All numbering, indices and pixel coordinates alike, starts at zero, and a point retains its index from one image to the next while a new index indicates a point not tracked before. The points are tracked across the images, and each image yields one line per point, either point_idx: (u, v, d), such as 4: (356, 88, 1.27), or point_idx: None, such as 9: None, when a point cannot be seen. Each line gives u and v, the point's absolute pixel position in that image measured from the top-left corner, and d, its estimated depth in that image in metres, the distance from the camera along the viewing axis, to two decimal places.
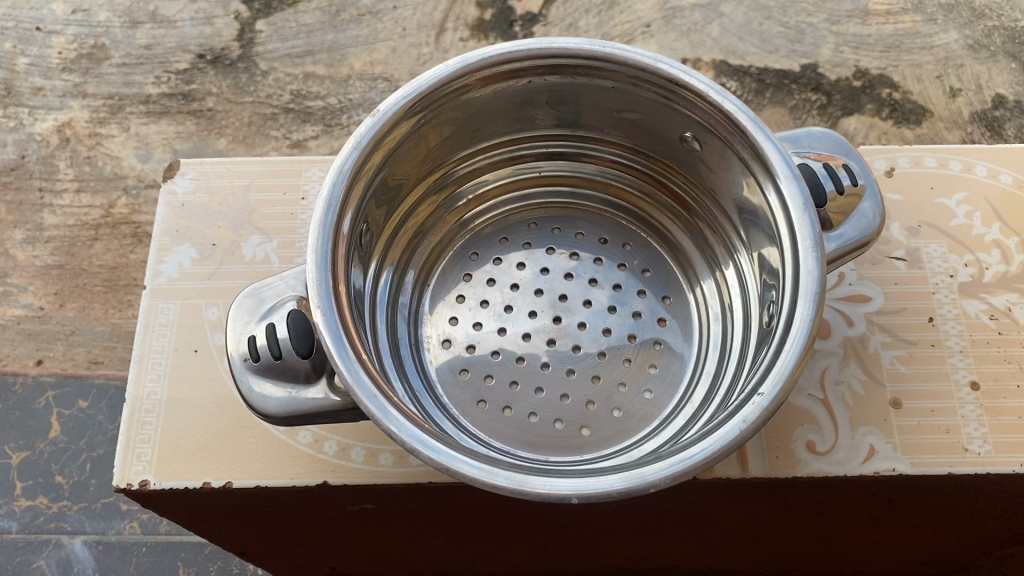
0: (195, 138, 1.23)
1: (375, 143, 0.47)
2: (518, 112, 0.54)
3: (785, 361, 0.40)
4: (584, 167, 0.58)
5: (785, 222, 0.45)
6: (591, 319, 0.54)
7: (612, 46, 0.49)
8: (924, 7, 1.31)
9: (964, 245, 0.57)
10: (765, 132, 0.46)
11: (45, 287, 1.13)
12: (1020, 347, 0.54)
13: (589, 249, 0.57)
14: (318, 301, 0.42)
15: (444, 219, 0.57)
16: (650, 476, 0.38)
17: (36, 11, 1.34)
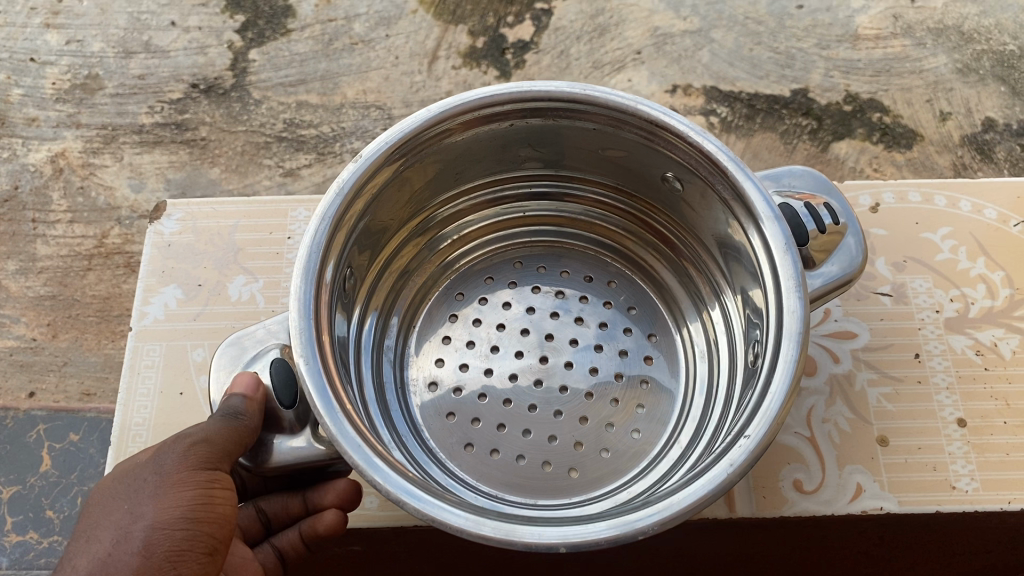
0: (189, 167, 1.23)
1: (357, 186, 0.48)
2: (502, 154, 0.57)
3: (771, 403, 0.41)
4: (561, 205, 0.61)
5: (771, 265, 0.46)
6: (578, 358, 0.56)
7: (595, 86, 0.51)
8: (913, 31, 1.31)
9: (949, 280, 0.63)
10: (745, 171, 0.47)
11: (37, 317, 1.13)
12: (1005, 383, 0.58)
13: (574, 287, 0.60)
14: (300, 344, 0.43)
15: (427, 260, 0.60)
16: (638, 524, 0.38)
17: (31, 42, 1.34)
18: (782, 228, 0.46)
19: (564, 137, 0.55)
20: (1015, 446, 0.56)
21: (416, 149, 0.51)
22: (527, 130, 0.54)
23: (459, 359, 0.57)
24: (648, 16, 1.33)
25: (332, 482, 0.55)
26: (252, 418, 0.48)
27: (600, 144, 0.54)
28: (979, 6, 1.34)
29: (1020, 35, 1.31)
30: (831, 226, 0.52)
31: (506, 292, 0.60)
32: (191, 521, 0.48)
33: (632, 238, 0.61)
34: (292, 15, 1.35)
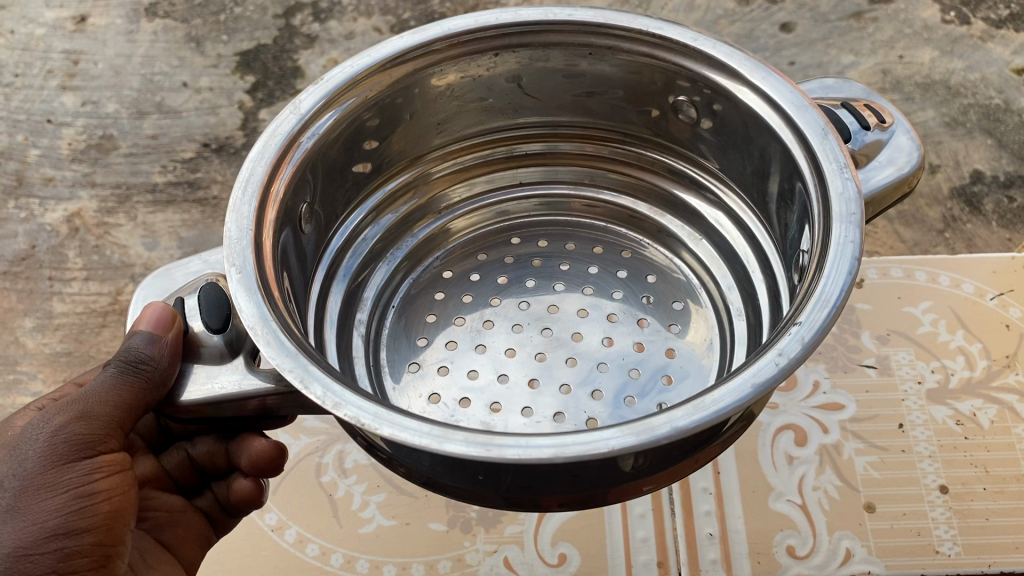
0: (201, 225, 1.25)
1: (350, 90, 0.57)
2: (480, 105, 0.67)
3: (829, 293, 0.44)
4: (537, 170, 0.73)
5: (805, 151, 0.52)
6: (589, 332, 0.62)
7: (579, 11, 0.59)
8: (902, 86, 1.35)
9: (930, 351, 0.73)
10: (763, 68, 0.56)
11: (55, 373, 1.14)
12: (983, 450, 0.68)
13: (577, 259, 0.68)
14: (234, 259, 0.47)
15: (427, 215, 0.71)
16: (662, 430, 0.40)
17: (48, 104, 1.39)
18: (812, 112, 0.53)
19: (551, 77, 0.64)
20: (995, 511, 0.65)
21: (400, 73, 0.59)
22: (517, 62, 0.62)
23: (452, 334, 0.63)
24: None
25: (251, 442, 0.59)
26: (162, 353, 0.51)
27: (589, 78, 0.64)
28: (964, 61, 1.38)
29: (1005, 89, 1.35)
30: (875, 122, 0.59)
31: (503, 263, 0.68)
32: (66, 533, 0.52)
33: (653, 200, 0.70)
34: (300, 76, 1.39)
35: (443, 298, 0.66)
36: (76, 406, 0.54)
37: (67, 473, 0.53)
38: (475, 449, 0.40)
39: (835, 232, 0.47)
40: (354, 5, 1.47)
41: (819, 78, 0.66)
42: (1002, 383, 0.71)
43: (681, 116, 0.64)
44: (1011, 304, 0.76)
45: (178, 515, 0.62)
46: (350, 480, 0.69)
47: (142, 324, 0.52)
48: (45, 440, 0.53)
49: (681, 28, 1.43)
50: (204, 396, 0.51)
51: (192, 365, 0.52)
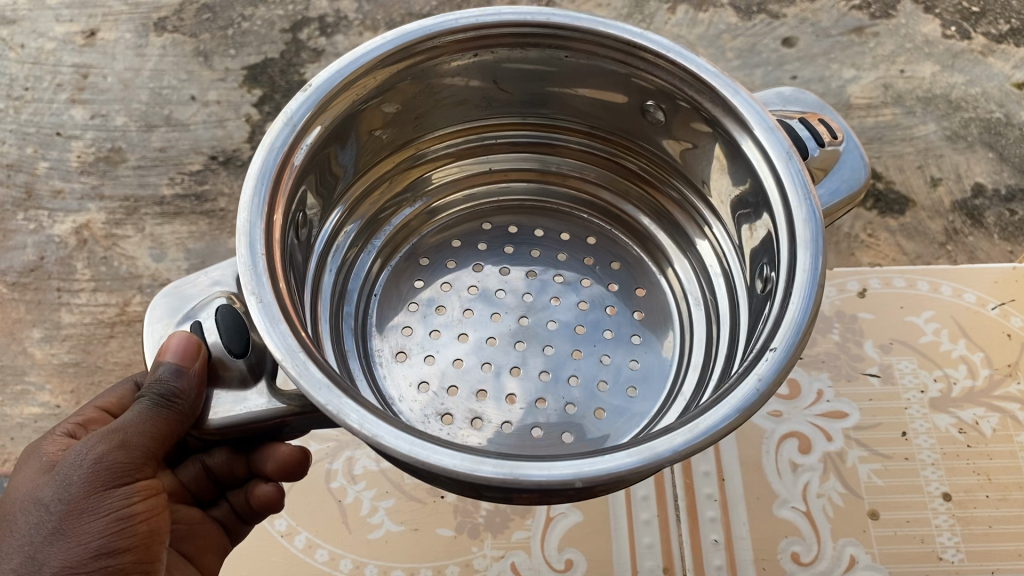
0: (208, 237, 1.26)
1: (336, 90, 0.55)
2: (465, 100, 0.65)
3: (795, 317, 0.46)
4: (514, 155, 0.71)
5: (773, 177, 0.53)
6: (561, 319, 0.63)
7: (558, 13, 0.57)
8: (903, 100, 1.36)
9: (932, 360, 0.74)
10: (737, 90, 0.55)
11: (62, 384, 1.15)
12: (985, 458, 0.69)
13: (554, 250, 0.68)
14: (249, 286, 0.46)
15: (411, 206, 0.69)
16: (663, 451, 0.41)
17: (58, 117, 1.40)
18: (780, 134, 0.53)
19: (539, 75, 0.63)
20: (998, 518, 0.66)
21: (386, 72, 0.57)
22: (495, 59, 0.61)
23: (436, 323, 0.63)
24: None
25: (274, 450, 0.59)
26: (190, 384, 0.52)
27: (568, 81, 0.63)
28: (965, 76, 1.39)
29: (1006, 103, 1.36)
30: (828, 139, 0.60)
31: (480, 249, 0.68)
32: (109, 553, 0.53)
33: (612, 187, 0.70)
34: None
35: (422, 286, 0.65)
36: (114, 434, 0.55)
37: (107, 497, 0.54)
38: (502, 472, 0.41)
39: (795, 263, 0.49)
40: (360, 19, 1.48)
41: (775, 89, 0.66)
42: (1005, 392, 0.72)
43: (648, 117, 0.63)
44: (1012, 314, 0.77)
45: (197, 527, 0.62)
46: (359, 485, 0.70)
47: (166, 355, 0.52)
48: (86, 468, 0.54)
49: (684, 43, 1.44)
50: (229, 419, 0.52)
51: (214, 390, 0.53)
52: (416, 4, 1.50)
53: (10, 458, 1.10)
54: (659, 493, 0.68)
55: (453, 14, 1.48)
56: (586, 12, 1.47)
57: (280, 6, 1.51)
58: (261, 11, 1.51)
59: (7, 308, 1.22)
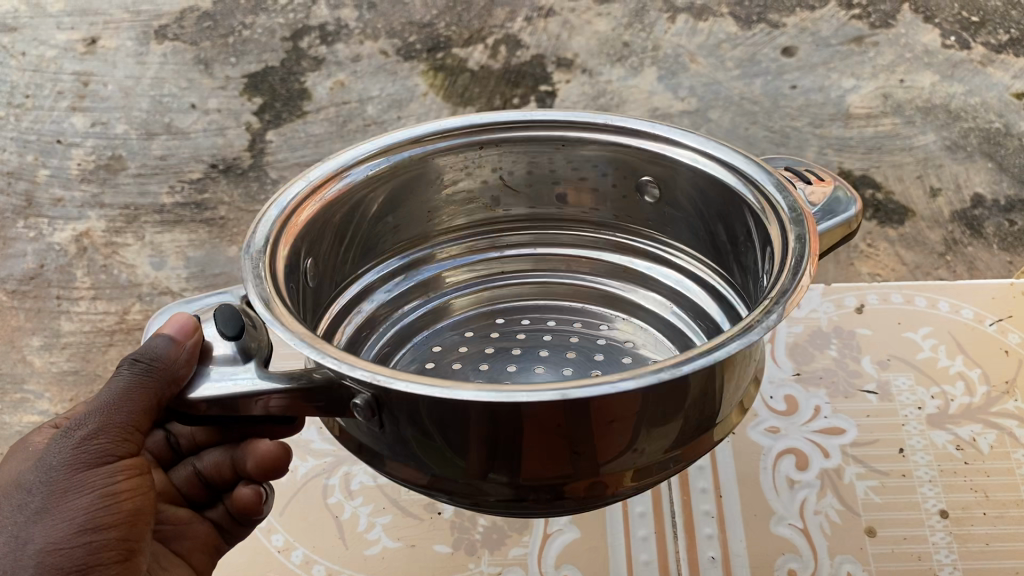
0: (207, 245, 1.26)
1: (333, 174, 0.55)
2: (466, 200, 0.64)
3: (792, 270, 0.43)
4: (524, 258, 0.69)
5: (761, 194, 0.51)
6: (572, 375, 0.58)
7: (547, 108, 0.58)
8: (903, 110, 1.36)
9: (930, 375, 0.74)
10: (715, 146, 0.54)
11: (61, 392, 1.13)
12: (982, 474, 0.68)
13: (568, 330, 0.64)
14: (254, 265, 0.46)
15: (420, 307, 0.66)
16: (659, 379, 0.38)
17: (58, 125, 1.40)
18: (762, 163, 0.52)
19: (535, 164, 0.62)
20: (995, 537, 0.64)
21: (397, 153, 0.57)
22: (499, 154, 0.61)
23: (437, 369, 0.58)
24: (647, 97, 1.38)
25: (255, 444, 0.57)
26: (180, 351, 0.45)
27: (566, 171, 0.62)
28: (964, 85, 1.39)
29: (1005, 113, 1.36)
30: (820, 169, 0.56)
31: (489, 338, 0.63)
32: (92, 529, 0.45)
33: (621, 278, 0.67)
34: (307, 98, 1.41)
35: (434, 365, 0.61)
36: (96, 409, 0.47)
37: (89, 471, 0.46)
38: (486, 395, 0.38)
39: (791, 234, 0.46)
40: (361, 29, 1.49)
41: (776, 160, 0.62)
42: (1002, 409, 0.72)
43: (646, 199, 0.62)
44: (1010, 330, 0.77)
45: (186, 528, 0.59)
46: (356, 501, 0.70)
47: (165, 328, 0.46)
48: (70, 444, 0.46)
49: (684, 52, 1.44)
50: (213, 395, 0.43)
51: (207, 366, 0.45)
52: (417, 14, 1.51)
53: None
54: (656, 510, 0.69)
55: (453, 23, 1.49)
56: (586, 21, 1.48)
57: (281, 16, 1.52)
58: (261, 20, 1.52)
59: (6, 316, 1.21)
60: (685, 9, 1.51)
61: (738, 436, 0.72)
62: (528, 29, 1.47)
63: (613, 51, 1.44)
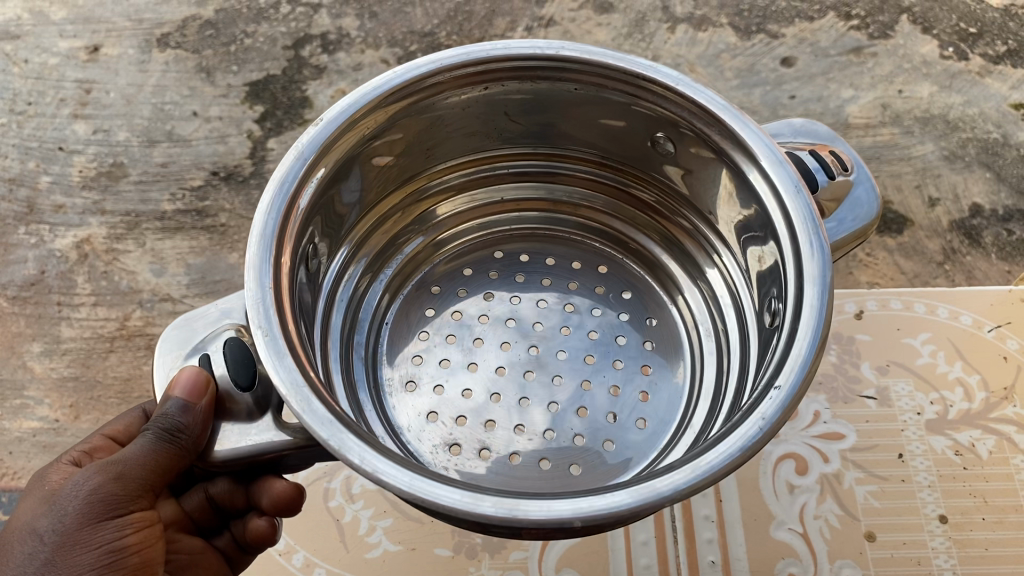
0: (208, 252, 1.26)
1: (349, 123, 0.56)
2: (479, 135, 0.67)
3: (802, 352, 0.46)
4: (530, 185, 0.72)
5: (781, 208, 0.53)
6: (571, 349, 0.64)
7: (563, 47, 0.58)
8: (901, 120, 1.37)
9: (929, 382, 0.74)
10: (746, 122, 0.55)
11: (61, 398, 1.15)
12: (981, 479, 0.69)
13: (566, 275, 0.69)
14: (256, 318, 0.47)
15: (422, 233, 0.70)
16: (664, 488, 0.41)
17: (59, 132, 1.41)
18: (788, 167, 0.53)
19: (549, 108, 0.64)
20: (994, 541, 0.66)
21: (393, 111, 0.58)
22: (503, 92, 0.61)
23: (446, 354, 0.64)
24: None
25: (270, 485, 0.58)
26: (195, 420, 0.51)
27: (575, 111, 0.64)
28: (962, 96, 1.40)
29: (1003, 123, 1.37)
30: (837, 174, 0.60)
31: (490, 280, 0.69)
32: None
33: (627, 219, 0.71)
34: (308, 106, 1.42)
35: (433, 316, 0.66)
36: (111, 466, 0.55)
37: (99, 530, 0.53)
38: (502, 511, 0.41)
39: (804, 256, 0.50)
40: (362, 37, 1.49)
41: (787, 119, 0.66)
42: (1001, 414, 0.72)
43: (659, 150, 0.64)
44: (1009, 337, 0.77)
45: (199, 557, 0.61)
46: (357, 505, 0.69)
47: (175, 390, 0.52)
48: (82, 499, 0.53)
49: (683, 63, 1.45)
50: (239, 451, 0.51)
51: (221, 422, 0.52)
52: (418, 23, 1.51)
53: (9, 472, 1.09)
54: (656, 513, 0.69)
55: (454, 32, 1.50)
56: (586, 31, 1.49)
57: (282, 23, 1.52)
58: (263, 28, 1.52)
59: (7, 322, 1.22)
60: (685, 20, 1.50)
61: None
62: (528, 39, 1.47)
63: None
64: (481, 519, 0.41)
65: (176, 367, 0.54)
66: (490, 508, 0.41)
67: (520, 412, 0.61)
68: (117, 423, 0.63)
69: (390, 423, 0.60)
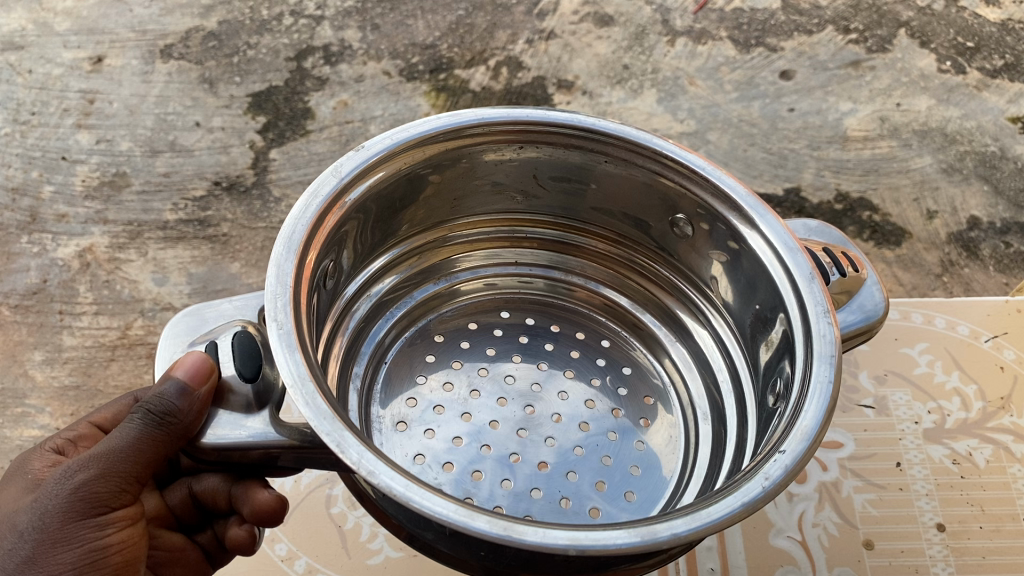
0: (210, 262, 1.27)
1: (385, 156, 0.55)
2: (493, 190, 0.66)
3: (809, 422, 0.45)
4: (539, 254, 0.71)
5: (795, 294, 0.52)
6: (568, 412, 0.61)
7: (602, 120, 0.58)
8: (900, 133, 1.38)
9: (926, 392, 0.75)
10: (764, 214, 0.54)
11: (62, 407, 1.15)
12: (978, 488, 0.69)
13: (570, 340, 0.67)
14: (277, 314, 0.45)
15: (434, 282, 0.69)
16: (664, 533, 0.40)
17: (63, 142, 1.41)
18: (800, 256, 0.52)
19: (571, 172, 0.63)
20: (992, 549, 0.66)
21: (427, 152, 0.57)
22: (539, 155, 0.61)
23: (441, 399, 0.61)
24: (647, 118, 1.39)
25: (253, 493, 0.57)
26: (190, 406, 0.49)
27: (598, 183, 0.63)
28: (960, 109, 1.41)
29: (1000, 136, 1.38)
30: (851, 273, 0.57)
31: (495, 335, 0.66)
32: None
33: (631, 295, 0.70)
34: (311, 117, 1.42)
35: (434, 361, 0.63)
36: (96, 460, 0.52)
37: (82, 529, 0.51)
38: (496, 529, 0.39)
39: (814, 334, 0.49)
40: (364, 49, 1.51)
41: (801, 218, 0.64)
42: (997, 424, 0.73)
43: (679, 231, 0.63)
44: (1005, 347, 0.78)
45: (179, 554, 0.61)
46: (359, 511, 0.70)
47: (178, 370, 0.50)
48: (66, 495, 0.51)
49: (683, 75, 1.46)
50: (227, 442, 0.49)
51: (217, 410, 0.50)
52: (420, 35, 1.52)
53: None
54: None
55: (455, 44, 1.51)
56: (586, 44, 1.49)
57: (285, 36, 1.53)
58: (266, 40, 1.53)
59: (8, 330, 1.22)
60: (684, 33, 1.51)
61: None
62: (529, 51, 1.48)
63: (613, 73, 1.46)
64: (473, 535, 0.39)
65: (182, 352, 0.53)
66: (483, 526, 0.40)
67: (509, 467, 0.57)
68: (104, 411, 0.63)
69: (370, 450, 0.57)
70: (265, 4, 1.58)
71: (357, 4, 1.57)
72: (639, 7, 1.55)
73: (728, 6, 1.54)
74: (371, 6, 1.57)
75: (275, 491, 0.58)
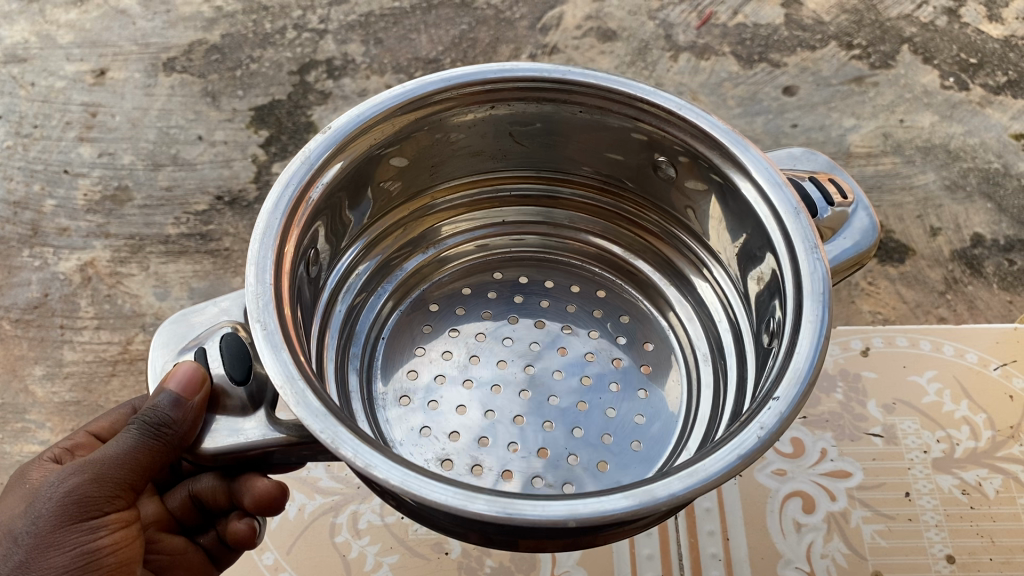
0: (212, 276, 1.27)
1: (358, 131, 0.59)
2: (473, 155, 0.71)
3: (801, 366, 0.48)
4: (527, 208, 0.76)
5: (782, 229, 0.55)
6: (569, 369, 0.66)
7: (572, 70, 0.62)
8: (903, 149, 1.38)
9: (935, 421, 0.78)
10: (746, 145, 0.58)
11: (63, 422, 1.14)
12: (988, 520, 0.72)
13: (568, 296, 0.72)
14: (257, 313, 0.49)
15: (423, 247, 0.74)
16: (661, 494, 0.43)
17: (65, 155, 1.41)
18: (787, 191, 0.56)
19: (551, 132, 0.68)
20: None
21: (399, 123, 0.61)
22: (511, 112, 0.65)
23: (441, 369, 0.66)
24: None
25: (252, 483, 0.58)
26: (185, 416, 0.53)
27: (584, 134, 0.68)
28: (963, 126, 1.41)
29: (1004, 153, 1.38)
30: (838, 203, 0.62)
31: (490, 298, 0.72)
32: None
33: (622, 241, 0.75)
34: (313, 131, 1.42)
35: (430, 331, 0.69)
36: (90, 466, 0.56)
37: (74, 533, 0.55)
38: (495, 509, 0.42)
39: (806, 274, 0.52)
40: (366, 63, 1.51)
41: (787, 150, 0.70)
42: (1007, 453, 0.76)
43: (662, 172, 0.68)
44: (1014, 374, 0.81)
45: (180, 558, 0.64)
46: (362, 541, 0.72)
47: (171, 382, 0.53)
48: (57, 500, 0.55)
49: (686, 91, 1.46)
50: (227, 446, 0.53)
51: (215, 416, 0.54)
52: (423, 49, 1.52)
53: None
54: (664, 552, 0.72)
55: (458, 59, 1.51)
56: (590, 59, 1.50)
57: (288, 50, 1.53)
58: (269, 53, 1.53)
59: (10, 345, 1.22)
60: (687, 48, 1.51)
61: (747, 476, 0.75)
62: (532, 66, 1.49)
63: None
64: (473, 516, 0.42)
65: (170, 361, 0.56)
66: (483, 506, 0.43)
67: (515, 430, 0.63)
68: (103, 420, 0.66)
69: (374, 419, 0.63)
70: (268, 17, 1.58)
71: (360, 18, 1.57)
72: (641, 22, 1.55)
73: (730, 22, 1.54)
74: (375, 20, 1.57)
75: (274, 480, 0.59)
